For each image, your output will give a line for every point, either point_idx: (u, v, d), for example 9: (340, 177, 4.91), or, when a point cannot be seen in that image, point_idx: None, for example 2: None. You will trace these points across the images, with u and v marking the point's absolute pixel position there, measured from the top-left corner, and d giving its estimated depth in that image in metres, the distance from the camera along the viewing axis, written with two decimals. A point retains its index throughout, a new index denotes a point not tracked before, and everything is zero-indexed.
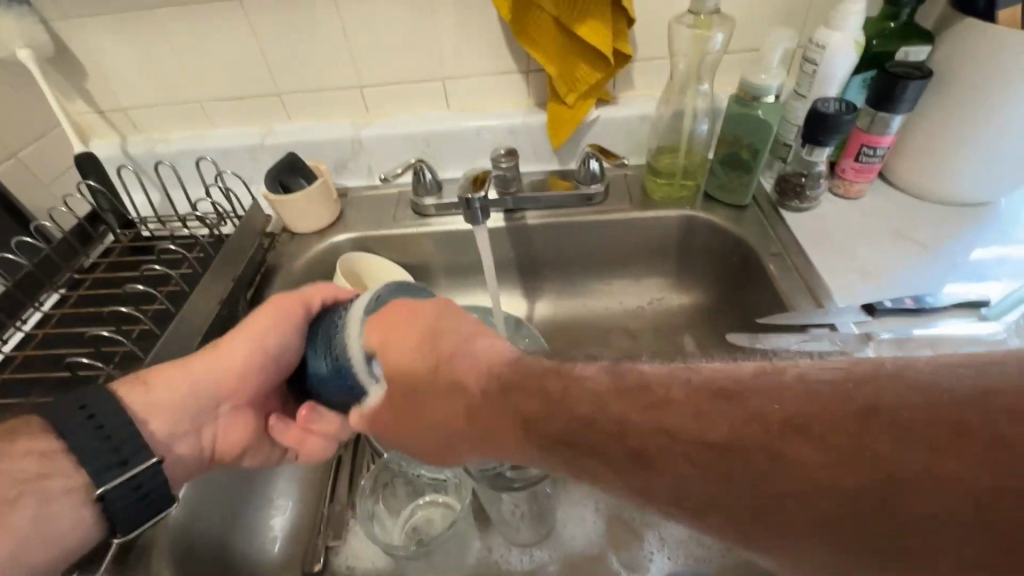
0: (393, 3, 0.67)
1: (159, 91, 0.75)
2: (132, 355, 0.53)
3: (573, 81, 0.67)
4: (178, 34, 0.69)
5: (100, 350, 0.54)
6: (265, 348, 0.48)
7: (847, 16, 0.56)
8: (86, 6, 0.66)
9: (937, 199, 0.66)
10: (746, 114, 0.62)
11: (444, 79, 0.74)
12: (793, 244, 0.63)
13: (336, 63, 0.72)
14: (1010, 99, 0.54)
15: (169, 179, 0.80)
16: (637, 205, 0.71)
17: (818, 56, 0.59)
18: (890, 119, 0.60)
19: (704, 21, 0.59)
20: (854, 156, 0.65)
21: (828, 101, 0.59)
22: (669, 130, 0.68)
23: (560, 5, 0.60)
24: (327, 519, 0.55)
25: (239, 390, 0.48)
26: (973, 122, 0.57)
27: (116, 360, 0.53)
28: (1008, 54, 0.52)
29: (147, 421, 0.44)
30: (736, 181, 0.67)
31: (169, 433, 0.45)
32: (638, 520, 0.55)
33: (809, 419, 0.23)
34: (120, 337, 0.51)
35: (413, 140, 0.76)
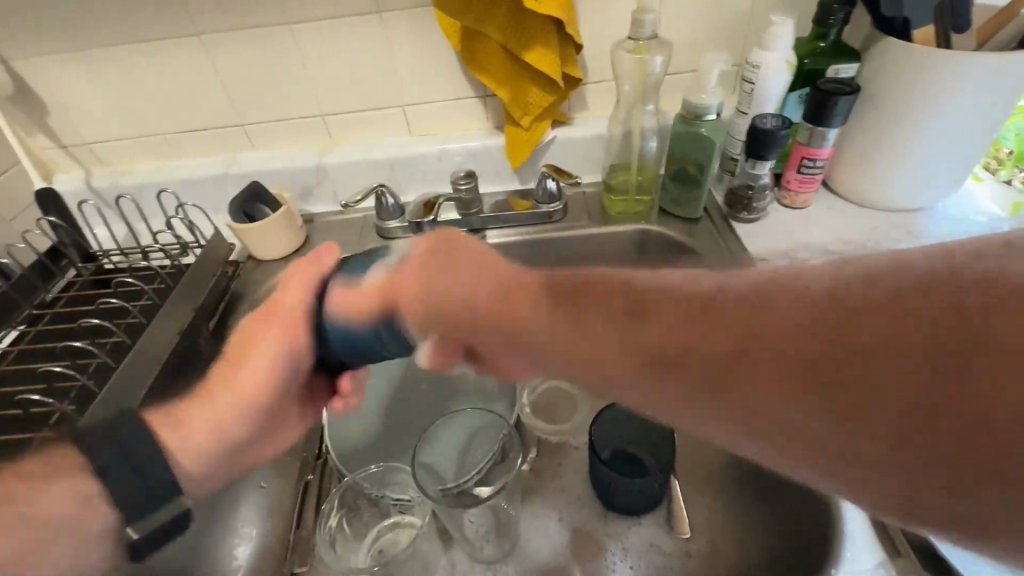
0: (349, 33, 0.69)
1: (121, 125, 0.76)
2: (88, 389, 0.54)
3: (526, 105, 0.69)
4: (138, 70, 0.71)
5: (55, 386, 0.54)
6: (284, 373, 0.46)
7: (778, 37, 0.59)
8: (45, 45, 0.68)
9: (877, 206, 0.68)
10: (691, 132, 0.65)
11: (403, 106, 0.76)
12: (742, 255, 0.65)
13: (296, 92, 0.74)
14: (937, 110, 0.57)
15: (133, 211, 0.80)
16: (595, 222, 0.74)
17: (754, 75, 0.62)
18: (826, 133, 0.63)
19: (644, 46, 0.62)
20: (796, 168, 0.67)
21: (766, 118, 0.62)
22: (621, 148, 0.70)
23: (507, 34, 0.62)
24: (294, 547, 0.54)
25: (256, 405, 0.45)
26: (905, 133, 0.60)
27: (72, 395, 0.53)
28: (922, 70, 0.56)
29: (180, 466, 0.40)
30: (687, 196, 0.70)
31: (203, 476, 0.41)
32: (601, 530, 0.56)
33: (802, 333, 0.23)
34: (74, 373, 0.52)
35: (376, 164, 0.78)
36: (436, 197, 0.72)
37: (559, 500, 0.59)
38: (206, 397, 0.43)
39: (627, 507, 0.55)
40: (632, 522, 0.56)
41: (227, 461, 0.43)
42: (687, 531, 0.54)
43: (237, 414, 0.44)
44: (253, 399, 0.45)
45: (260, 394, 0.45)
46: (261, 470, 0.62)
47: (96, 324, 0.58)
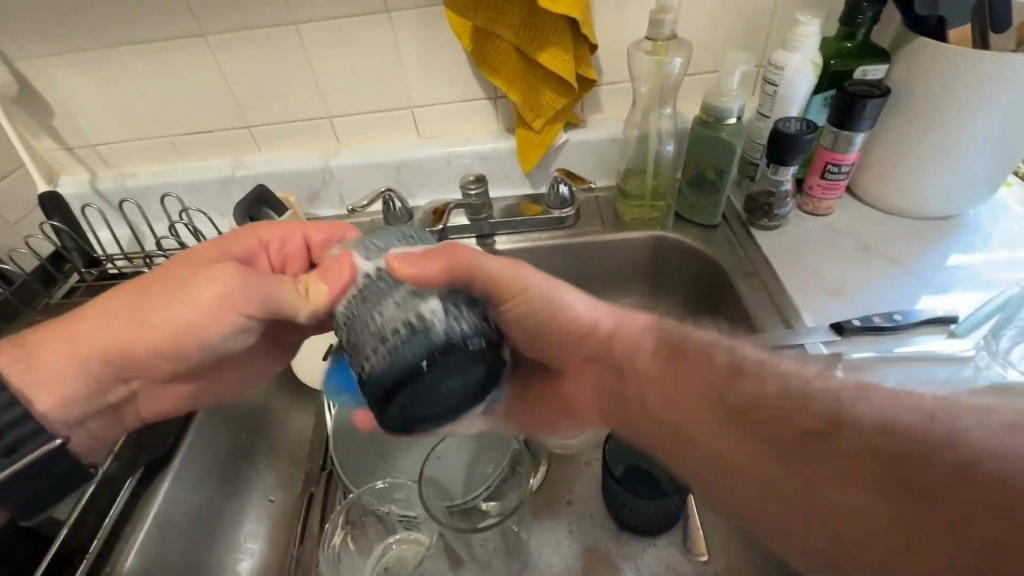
0: (358, 33, 0.67)
1: (126, 127, 0.74)
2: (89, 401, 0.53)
3: (538, 107, 0.67)
4: (143, 71, 0.69)
5: None
6: (138, 335, 0.43)
7: (804, 38, 0.57)
8: (50, 46, 0.66)
9: (905, 213, 0.66)
10: (709, 136, 0.62)
11: (412, 108, 0.74)
12: (763, 263, 0.63)
13: (303, 94, 0.72)
14: (972, 115, 0.55)
15: (136, 215, 0.79)
16: (609, 227, 0.71)
17: (777, 77, 0.59)
18: (852, 138, 0.60)
19: (662, 47, 0.60)
20: (819, 173, 0.65)
21: (789, 121, 0.59)
22: (636, 152, 0.68)
23: (519, 34, 0.60)
24: (297, 561, 0.52)
25: (102, 355, 0.43)
26: (936, 139, 0.58)
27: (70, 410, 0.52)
28: (959, 72, 0.53)
29: (34, 397, 0.41)
30: (705, 202, 0.67)
31: (48, 412, 0.42)
32: (615, 551, 0.54)
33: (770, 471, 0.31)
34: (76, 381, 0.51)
35: (383, 169, 0.76)
36: (444, 203, 0.70)
37: (570, 515, 0.57)
38: (59, 324, 0.43)
39: (640, 527, 0.53)
40: (647, 543, 0.54)
41: (84, 392, 0.43)
42: (704, 553, 0.52)
43: (92, 351, 0.42)
44: (86, 326, 0.43)
45: (142, 341, 0.43)
46: (268, 482, 0.62)
47: None
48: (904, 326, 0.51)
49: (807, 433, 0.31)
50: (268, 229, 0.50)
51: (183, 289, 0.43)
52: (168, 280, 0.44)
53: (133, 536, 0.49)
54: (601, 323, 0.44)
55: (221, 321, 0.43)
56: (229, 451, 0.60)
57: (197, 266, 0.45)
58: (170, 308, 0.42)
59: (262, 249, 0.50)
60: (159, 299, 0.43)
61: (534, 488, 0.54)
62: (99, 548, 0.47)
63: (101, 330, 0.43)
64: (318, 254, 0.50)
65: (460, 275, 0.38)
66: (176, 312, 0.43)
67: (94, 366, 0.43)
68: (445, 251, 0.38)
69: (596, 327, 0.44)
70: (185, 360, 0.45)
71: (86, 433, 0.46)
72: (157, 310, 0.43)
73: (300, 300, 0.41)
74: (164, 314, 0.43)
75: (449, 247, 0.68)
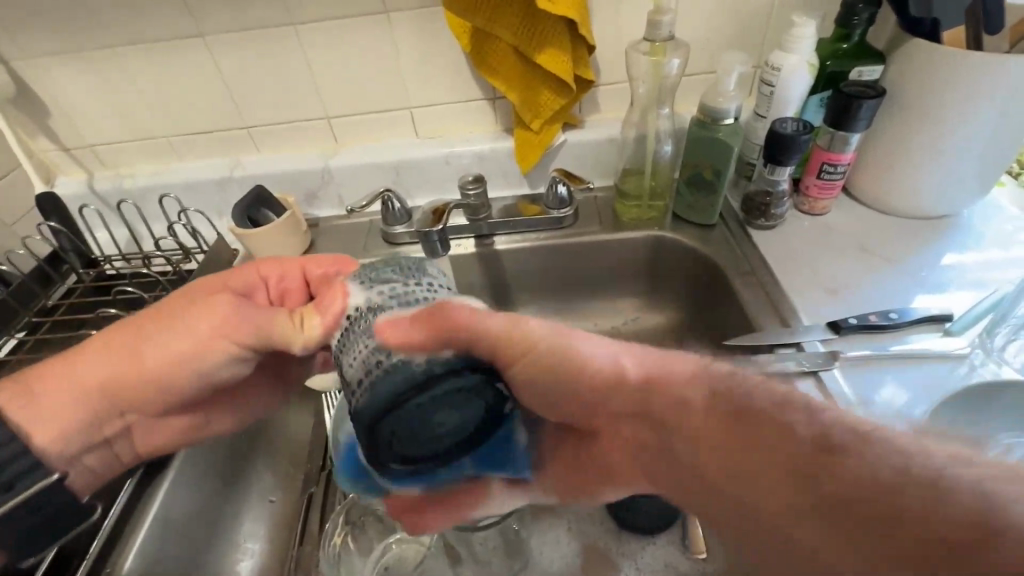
0: (357, 34, 0.67)
1: (124, 128, 0.74)
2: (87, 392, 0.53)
3: (537, 108, 0.67)
4: (140, 71, 0.69)
5: None
6: (139, 367, 0.44)
7: (801, 39, 0.57)
8: (47, 46, 0.66)
9: (901, 212, 0.66)
10: (707, 137, 0.63)
11: (411, 108, 0.74)
12: (760, 262, 0.63)
13: (302, 94, 0.72)
14: (967, 116, 0.55)
15: (134, 216, 0.79)
16: (607, 227, 0.72)
17: (774, 78, 0.60)
18: (848, 138, 0.60)
19: (660, 47, 0.60)
20: (816, 173, 0.65)
21: (786, 122, 0.60)
22: (634, 152, 0.68)
23: (517, 35, 0.60)
24: (297, 562, 0.51)
25: (103, 388, 0.44)
26: (931, 139, 0.58)
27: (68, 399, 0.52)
28: (953, 74, 0.54)
29: (35, 428, 0.42)
30: (702, 202, 0.67)
31: (49, 443, 0.43)
32: (615, 549, 0.54)
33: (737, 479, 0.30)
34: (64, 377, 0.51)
35: (382, 169, 0.76)
36: (443, 203, 0.70)
37: (570, 514, 0.58)
38: (66, 355, 0.45)
39: (640, 524, 0.53)
40: (646, 541, 0.54)
41: (87, 422, 0.45)
42: (703, 551, 0.51)
43: (90, 381, 0.44)
44: (88, 358, 0.44)
45: (144, 372, 0.45)
46: (267, 483, 0.62)
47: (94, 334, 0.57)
48: (900, 325, 0.52)
49: (754, 428, 0.30)
50: (274, 265, 0.51)
51: (176, 327, 0.44)
52: (161, 315, 0.45)
53: (132, 539, 0.48)
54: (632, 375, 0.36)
55: (218, 355, 0.45)
56: (228, 452, 0.60)
57: (192, 301, 0.45)
58: (160, 342, 0.44)
59: (266, 283, 0.50)
60: (157, 333, 0.44)
61: (533, 488, 0.55)
62: (99, 549, 0.47)
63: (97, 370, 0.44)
64: (316, 286, 0.51)
65: (450, 338, 0.33)
66: (168, 341, 0.44)
67: (94, 399, 0.44)
68: (435, 313, 0.34)
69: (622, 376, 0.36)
70: (178, 395, 0.47)
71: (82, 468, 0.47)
72: (150, 348, 0.44)
73: (296, 335, 0.42)
74: (160, 348, 0.44)
75: (447, 247, 0.69)
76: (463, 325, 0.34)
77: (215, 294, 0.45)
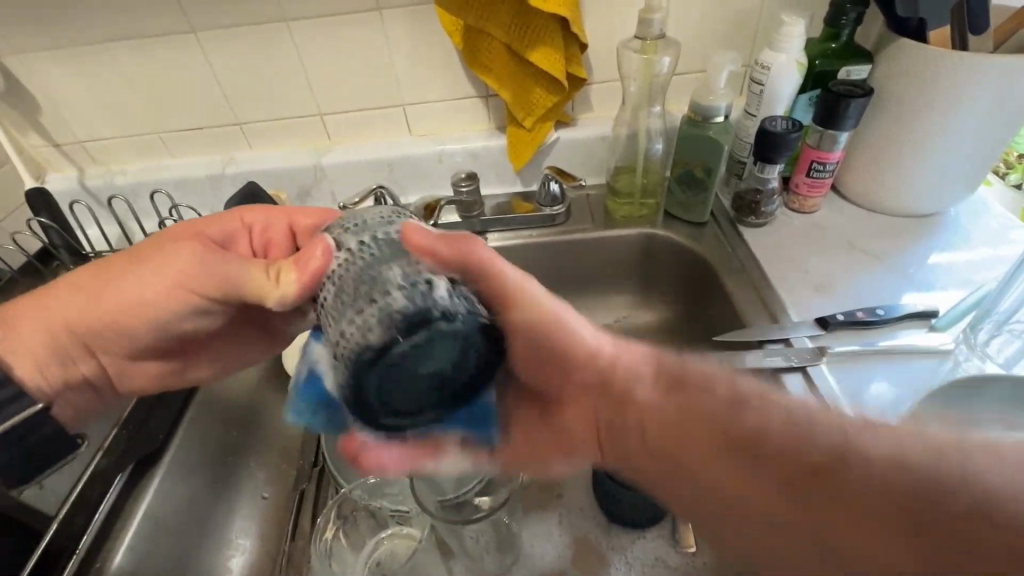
0: (349, 30, 0.67)
1: (114, 123, 0.74)
2: None
3: (529, 106, 0.68)
4: (131, 66, 0.69)
5: None
6: (112, 302, 0.44)
7: (790, 38, 0.58)
8: (37, 40, 0.66)
9: (889, 211, 0.67)
10: (698, 135, 0.63)
11: (403, 105, 0.74)
12: (750, 260, 0.64)
13: (294, 91, 0.72)
14: (952, 115, 0.56)
15: (125, 212, 0.79)
16: (599, 224, 0.72)
17: (764, 77, 0.60)
18: (837, 137, 0.61)
19: (651, 45, 0.61)
20: (805, 172, 0.66)
21: (776, 120, 0.61)
22: (626, 150, 0.69)
23: (509, 32, 0.60)
24: (288, 555, 0.52)
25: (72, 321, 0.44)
26: (917, 138, 0.59)
27: None
28: (940, 73, 0.54)
29: (12, 364, 0.43)
30: (693, 200, 0.68)
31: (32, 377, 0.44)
32: (605, 543, 0.55)
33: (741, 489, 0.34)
34: None
35: (374, 166, 0.76)
36: (435, 200, 0.70)
37: (561, 510, 0.58)
38: (39, 296, 0.44)
39: (630, 519, 0.54)
40: (637, 536, 0.55)
41: (60, 356, 0.45)
42: (691, 545, 0.52)
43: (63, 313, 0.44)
44: (66, 290, 0.44)
45: (109, 313, 0.44)
46: (259, 480, 0.62)
47: None
48: (886, 321, 0.53)
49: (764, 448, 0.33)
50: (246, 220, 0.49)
51: (145, 265, 0.43)
52: (133, 255, 0.44)
53: (124, 530, 0.50)
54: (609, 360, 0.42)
55: (182, 300, 0.43)
56: (218, 448, 0.60)
57: (167, 244, 0.44)
58: (130, 283, 0.43)
59: (245, 232, 0.49)
60: (133, 270, 0.43)
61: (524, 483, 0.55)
62: (88, 545, 0.48)
63: (72, 311, 0.44)
64: (303, 237, 0.50)
65: (460, 267, 0.34)
66: (134, 283, 0.43)
67: (67, 338, 0.44)
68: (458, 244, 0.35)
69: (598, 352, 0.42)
70: (148, 336, 0.46)
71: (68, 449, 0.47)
72: (124, 285, 0.43)
73: (267, 287, 0.38)
74: (124, 288, 0.43)
75: (439, 243, 0.68)
76: (485, 262, 0.36)
77: (185, 239, 0.44)
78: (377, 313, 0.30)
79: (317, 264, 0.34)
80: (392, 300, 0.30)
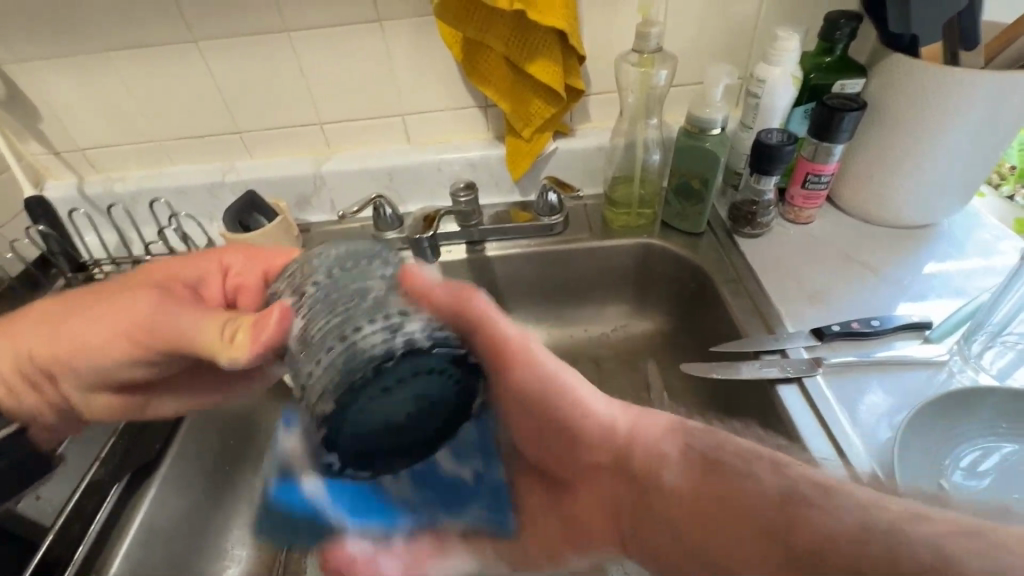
0: (348, 42, 0.68)
1: (115, 131, 0.74)
2: None
3: (527, 116, 0.68)
4: (133, 75, 0.69)
5: None
6: (68, 342, 0.43)
7: (785, 52, 0.59)
8: (39, 49, 0.66)
9: (883, 222, 0.68)
10: (695, 146, 0.64)
11: (403, 115, 0.75)
12: (747, 271, 0.64)
13: (295, 101, 0.73)
14: (944, 129, 0.57)
15: (124, 220, 0.79)
16: (597, 234, 0.72)
17: (760, 90, 0.61)
18: (831, 149, 0.62)
19: (648, 59, 0.61)
20: (800, 183, 0.66)
21: (771, 132, 0.61)
22: (624, 160, 0.69)
23: (509, 45, 0.60)
24: (284, 566, 0.52)
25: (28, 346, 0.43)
26: (911, 149, 0.60)
27: None
28: (932, 88, 0.55)
29: None
30: (690, 211, 0.68)
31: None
32: (602, 555, 0.54)
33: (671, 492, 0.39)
34: None
35: (375, 175, 0.77)
36: (434, 211, 0.70)
37: None
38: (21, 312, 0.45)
39: None
40: None
41: (21, 379, 0.44)
42: None
43: (27, 336, 0.43)
44: (41, 311, 0.45)
45: (61, 346, 0.43)
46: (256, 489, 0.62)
47: None
48: (883, 332, 0.53)
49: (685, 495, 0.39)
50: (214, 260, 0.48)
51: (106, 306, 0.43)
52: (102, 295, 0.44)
53: (119, 543, 0.48)
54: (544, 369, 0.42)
55: (126, 351, 0.42)
56: (215, 456, 0.60)
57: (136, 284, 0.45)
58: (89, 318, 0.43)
59: (220, 273, 0.48)
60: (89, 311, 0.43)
61: None
62: (84, 556, 0.46)
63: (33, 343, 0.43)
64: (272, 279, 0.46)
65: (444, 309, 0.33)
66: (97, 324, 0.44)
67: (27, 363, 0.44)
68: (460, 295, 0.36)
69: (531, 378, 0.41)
70: (95, 380, 0.45)
71: (42, 428, 0.48)
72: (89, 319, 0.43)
73: (215, 343, 0.36)
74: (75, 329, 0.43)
75: (437, 253, 0.69)
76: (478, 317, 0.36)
77: (143, 284, 0.44)
78: (345, 352, 0.29)
79: (270, 333, 0.33)
80: (362, 336, 0.29)
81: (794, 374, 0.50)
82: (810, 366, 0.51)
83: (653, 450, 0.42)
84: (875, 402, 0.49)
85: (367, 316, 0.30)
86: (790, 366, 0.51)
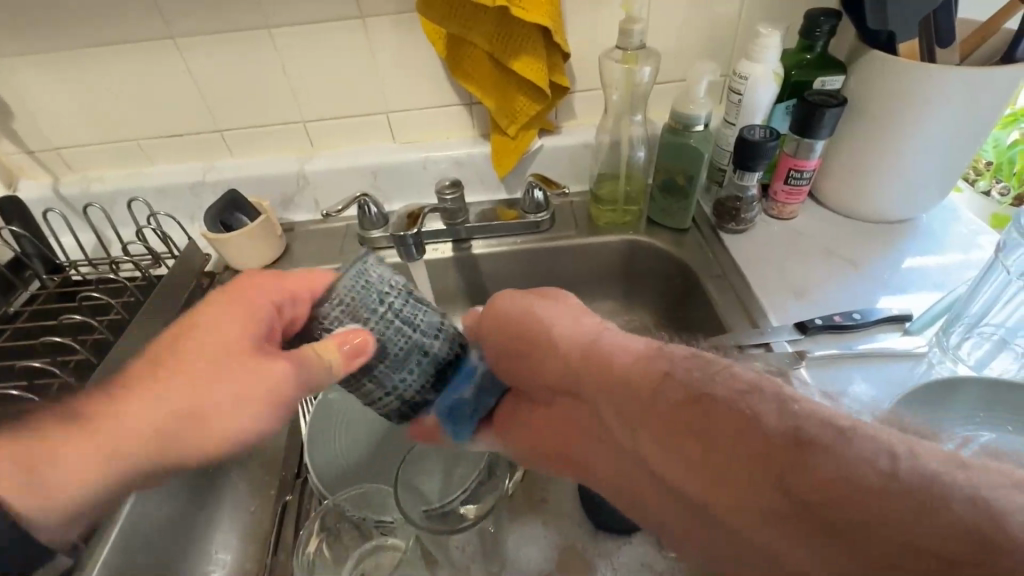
0: (330, 38, 0.67)
1: (91, 130, 0.73)
2: (85, 364, 0.57)
3: (513, 114, 0.68)
4: (108, 72, 0.68)
5: (31, 387, 0.53)
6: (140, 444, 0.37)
7: (766, 49, 0.59)
8: (10, 45, 0.64)
9: (863, 216, 0.69)
10: (679, 143, 0.64)
11: (387, 113, 0.74)
12: (732, 267, 0.64)
13: (277, 98, 0.72)
14: (923, 124, 0.58)
15: (101, 221, 0.77)
16: (583, 231, 0.73)
17: (742, 86, 0.62)
18: (813, 145, 0.63)
19: (631, 56, 0.61)
20: (783, 179, 0.67)
21: (754, 129, 0.62)
22: (609, 157, 0.69)
23: (492, 42, 0.60)
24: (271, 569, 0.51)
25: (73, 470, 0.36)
26: (890, 144, 0.60)
27: (49, 392, 0.53)
28: (909, 83, 0.56)
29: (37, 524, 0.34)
30: (675, 207, 0.69)
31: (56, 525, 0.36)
32: (591, 550, 0.55)
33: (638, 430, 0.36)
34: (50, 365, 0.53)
35: (359, 173, 0.76)
36: (419, 209, 0.70)
37: (548, 519, 0.57)
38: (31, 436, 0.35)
39: (617, 525, 0.54)
40: (622, 542, 0.55)
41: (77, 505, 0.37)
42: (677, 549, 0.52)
43: (57, 464, 0.35)
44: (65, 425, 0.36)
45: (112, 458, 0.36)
46: (241, 493, 0.61)
47: (58, 341, 0.56)
48: (864, 325, 0.53)
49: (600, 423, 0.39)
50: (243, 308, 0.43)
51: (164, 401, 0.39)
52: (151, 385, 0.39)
53: (98, 554, 0.47)
54: (566, 342, 0.41)
55: (244, 419, 0.40)
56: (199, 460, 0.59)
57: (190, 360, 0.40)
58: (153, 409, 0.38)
59: (274, 310, 0.42)
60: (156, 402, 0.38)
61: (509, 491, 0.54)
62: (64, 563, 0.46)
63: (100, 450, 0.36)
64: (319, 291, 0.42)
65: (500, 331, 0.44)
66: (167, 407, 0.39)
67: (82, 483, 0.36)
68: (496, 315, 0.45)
69: (554, 340, 0.41)
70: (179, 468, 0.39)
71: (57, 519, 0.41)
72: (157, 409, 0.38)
73: (325, 373, 0.36)
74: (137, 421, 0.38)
75: (423, 251, 0.67)
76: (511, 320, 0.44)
77: (208, 346, 0.40)
78: (428, 365, 0.40)
79: (362, 354, 0.36)
80: (435, 350, 0.40)
81: (778, 367, 0.51)
82: (793, 359, 0.51)
83: (635, 372, 0.36)
84: (857, 393, 0.49)
85: (412, 331, 0.39)
86: (774, 359, 0.51)
